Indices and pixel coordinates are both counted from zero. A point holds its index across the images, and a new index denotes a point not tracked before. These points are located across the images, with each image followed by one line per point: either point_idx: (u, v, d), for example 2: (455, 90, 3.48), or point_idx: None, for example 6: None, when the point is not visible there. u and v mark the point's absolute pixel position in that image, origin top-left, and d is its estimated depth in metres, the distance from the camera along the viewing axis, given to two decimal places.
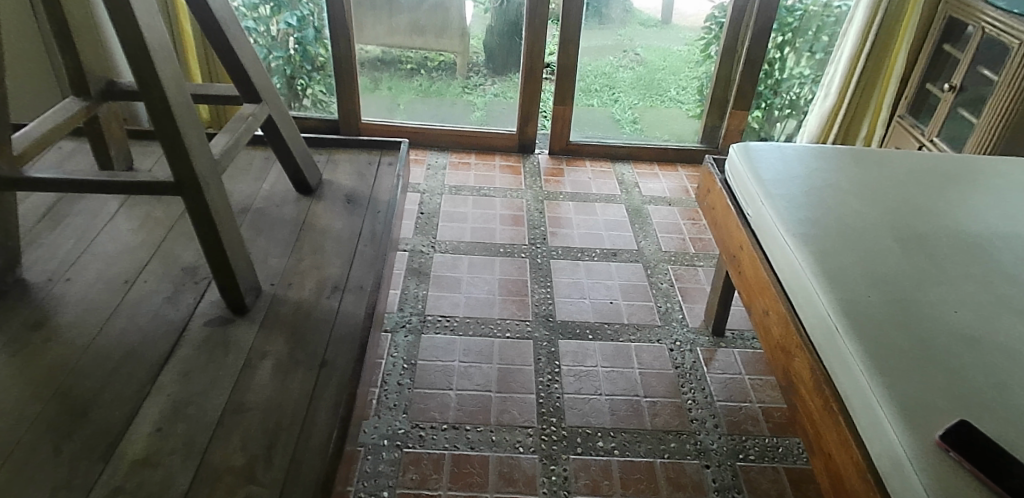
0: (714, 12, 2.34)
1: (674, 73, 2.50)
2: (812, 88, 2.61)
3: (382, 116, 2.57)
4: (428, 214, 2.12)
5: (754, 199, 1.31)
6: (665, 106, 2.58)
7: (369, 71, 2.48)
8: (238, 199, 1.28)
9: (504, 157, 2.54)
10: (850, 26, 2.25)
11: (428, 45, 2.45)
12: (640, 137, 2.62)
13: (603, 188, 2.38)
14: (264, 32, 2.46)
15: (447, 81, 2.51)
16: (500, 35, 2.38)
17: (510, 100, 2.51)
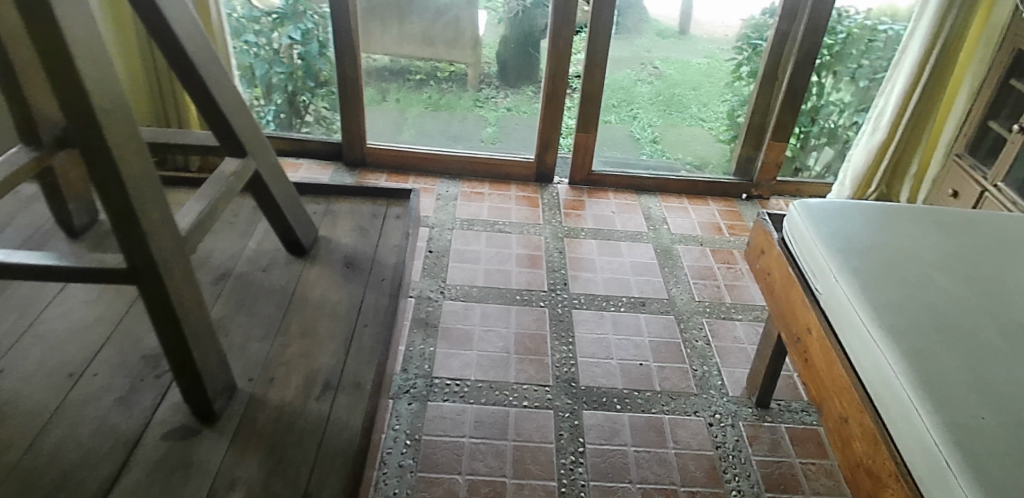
0: (748, 32, 2.15)
1: (695, 87, 2.29)
2: (852, 114, 2.39)
3: (389, 137, 2.37)
4: (437, 253, 1.94)
5: (824, 272, 1.11)
6: (689, 125, 2.37)
7: (375, 82, 2.27)
8: (218, 262, 1.10)
9: (520, 187, 2.35)
10: (904, 56, 2.06)
11: (433, 53, 2.23)
12: (667, 164, 2.42)
13: (628, 224, 2.19)
14: (265, 46, 2.28)
15: (458, 92, 2.32)
16: (513, 44, 2.19)
17: (521, 115, 2.31)
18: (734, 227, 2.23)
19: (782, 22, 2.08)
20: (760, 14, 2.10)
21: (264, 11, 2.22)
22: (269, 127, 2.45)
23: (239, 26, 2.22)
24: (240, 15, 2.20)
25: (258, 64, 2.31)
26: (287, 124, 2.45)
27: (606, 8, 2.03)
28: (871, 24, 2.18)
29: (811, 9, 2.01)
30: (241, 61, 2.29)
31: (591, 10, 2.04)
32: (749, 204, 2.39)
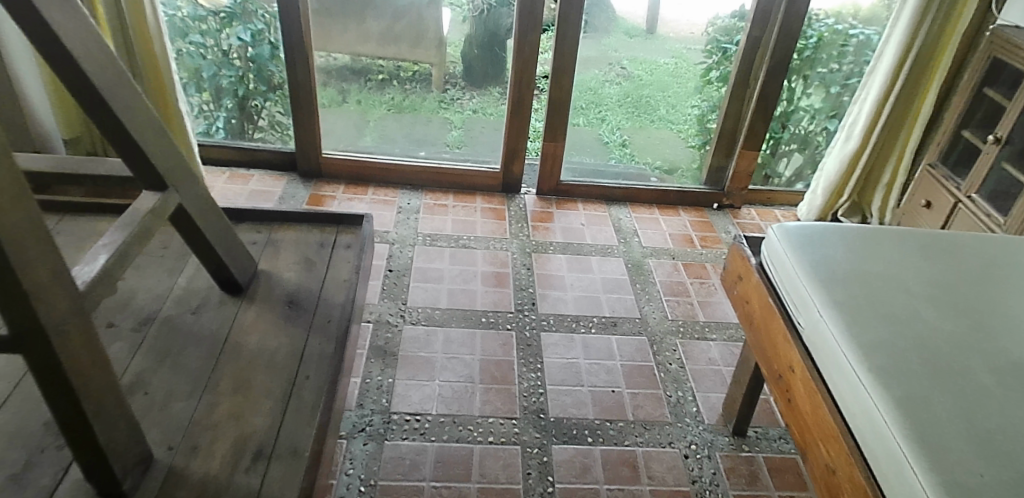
0: (717, 35, 2.07)
1: (662, 88, 2.19)
2: (822, 120, 2.34)
3: (347, 144, 2.24)
4: (397, 272, 1.83)
5: (808, 305, 1.05)
6: (659, 127, 2.28)
7: (334, 81, 2.12)
8: (140, 304, 0.97)
9: (486, 198, 2.24)
10: (878, 63, 2.03)
11: (398, 54, 2.09)
12: (638, 173, 2.35)
13: (598, 237, 2.11)
14: (212, 48, 2.13)
15: (421, 94, 2.18)
16: (478, 44, 2.06)
17: (487, 117, 2.19)
18: (706, 239, 2.18)
19: (754, 28, 2.02)
20: (732, 18, 2.03)
21: (210, 10, 2.06)
22: (218, 134, 2.30)
23: (183, 26, 2.06)
24: (183, 15, 2.05)
25: (205, 67, 2.16)
26: (238, 131, 2.29)
27: (574, 10, 1.94)
28: (842, 28, 2.13)
29: (784, 13, 1.95)
30: (186, 64, 2.14)
31: (559, 12, 1.94)
32: (720, 214, 2.33)
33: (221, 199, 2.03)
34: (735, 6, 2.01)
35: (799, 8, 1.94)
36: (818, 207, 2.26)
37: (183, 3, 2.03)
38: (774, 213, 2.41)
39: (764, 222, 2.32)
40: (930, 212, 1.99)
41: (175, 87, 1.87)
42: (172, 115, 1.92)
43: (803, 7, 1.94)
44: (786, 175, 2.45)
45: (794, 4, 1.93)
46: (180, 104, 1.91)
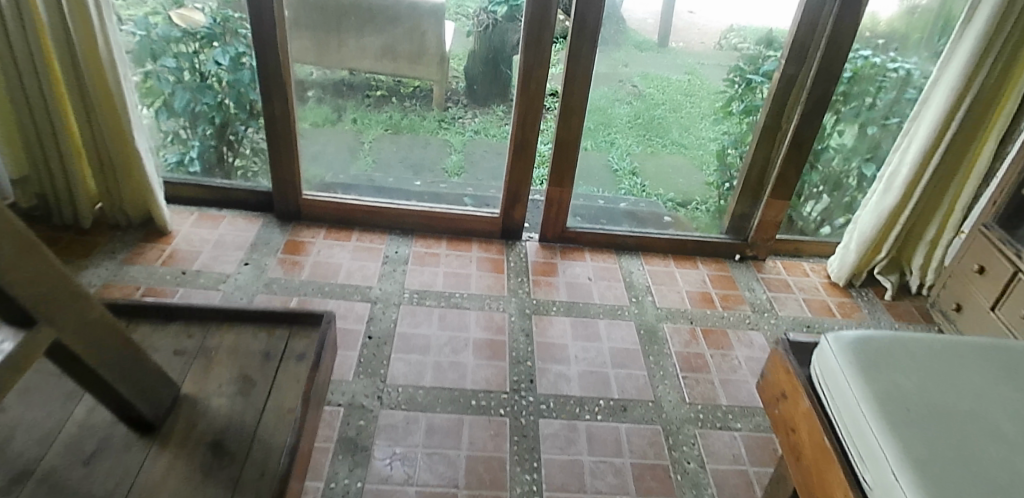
0: (741, 63, 1.84)
1: (674, 109, 1.92)
2: (856, 162, 2.11)
3: (333, 174, 2.01)
4: (378, 340, 1.61)
5: (877, 459, 0.83)
6: (670, 152, 2.01)
7: (329, 97, 1.88)
8: (16, 450, 0.75)
9: (483, 245, 2.03)
10: (924, 109, 1.79)
11: (396, 70, 1.84)
12: (651, 209, 2.11)
13: (607, 296, 1.88)
14: (188, 72, 1.91)
15: (421, 112, 1.92)
16: (484, 59, 1.81)
17: (490, 138, 1.93)
18: (727, 297, 1.96)
19: (789, 64, 1.80)
20: (759, 43, 1.80)
21: (186, 30, 1.84)
22: (192, 166, 2.07)
23: (155, 48, 1.86)
24: (156, 35, 1.83)
25: (178, 93, 1.95)
26: (215, 165, 2.07)
27: (587, 45, 1.71)
28: (881, 62, 1.90)
29: (824, 49, 1.72)
30: (158, 89, 1.93)
31: (569, 47, 1.72)
32: (743, 267, 2.11)
33: (185, 245, 1.81)
34: (764, 31, 1.78)
35: (842, 44, 1.71)
36: (850, 263, 2.02)
37: (157, 20, 1.81)
38: (802, 266, 2.18)
39: (791, 277, 2.09)
40: (984, 279, 1.76)
41: (133, 123, 1.66)
42: (131, 155, 1.70)
43: (846, 42, 1.71)
44: (815, 220, 2.22)
45: (836, 39, 1.70)
46: (140, 142, 1.70)
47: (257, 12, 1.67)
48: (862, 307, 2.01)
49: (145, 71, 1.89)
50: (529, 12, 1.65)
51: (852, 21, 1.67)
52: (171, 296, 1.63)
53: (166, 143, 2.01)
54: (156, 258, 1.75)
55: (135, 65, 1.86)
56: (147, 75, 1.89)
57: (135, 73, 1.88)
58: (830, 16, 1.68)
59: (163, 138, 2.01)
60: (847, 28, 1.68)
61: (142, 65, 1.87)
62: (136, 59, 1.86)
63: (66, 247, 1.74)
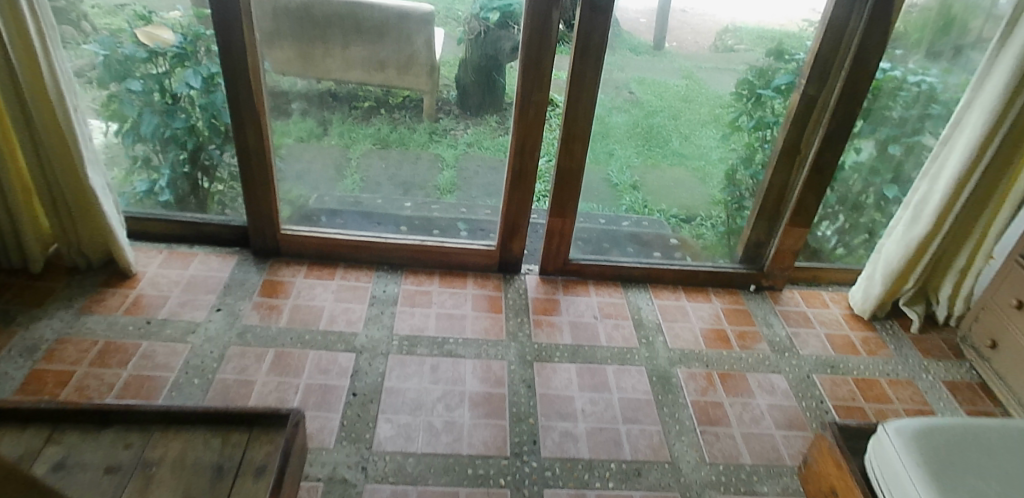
0: (751, 77, 1.69)
1: (675, 116, 1.74)
2: (872, 181, 1.97)
3: (319, 195, 1.84)
4: (363, 397, 1.44)
5: None
6: (670, 164, 1.83)
7: (315, 109, 1.69)
8: None
9: (479, 281, 1.87)
10: (957, 132, 1.67)
11: (384, 80, 1.66)
12: (657, 233, 1.95)
13: (615, 338, 1.73)
14: (157, 93, 1.74)
15: (411, 124, 1.74)
16: (476, 68, 1.63)
17: (484, 151, 1.75)
18: (743, 335, 1.81)
19: (809, 85, 1.66)
20: (763, 49, 1.64)
21: (153, 50, 1.68)
22: (163, 195, 1.89)
23: (122, 68, 1.69)
24: (121, 54, 1.66)
25: (146, 117, 1.77)
26: (190, 194, 1.90)
27: (591, 71, 1.56)
28: (900, 75, 1.75)
29: (850, 69, 1.59)
30: (123, 112, 1.76)
31: (570, 71, 1.56)
32: (758, 298, 1.97)
33: (151, 289, 1.64)
34: (774, 40, 1.63)
35: (869, 65, 1.58)
36: (875, 296, 1.90)
37: (124, 39, 1.65)
38: (820, 296, 2.04)
39: (810, 309, 1.95)
40: None
41: (87, 159, 1.50)
42: (86, 194, 1.54)
43: (874, 64, 1.58)
44: (834, 243, 2.07)
45: (864, 57, 1.57)
46: (95, 179, 1.53)
47: (225, 36, 1.50)
48: (888, 343, 1.87)
49: (108, 93, 1.72)
50: (528, 29, 1.49)
51: (880, 35, 1.54)
52: (133, 351, 1.46)
53: (137, 167, 1.84)
54: (118, 306, 1.58)
55: (99, 86, 1.70)
56: (112, 97, 1.73)
57: (98, 95, 1.71)
58: (857, 31, 1.55)
59: (133, 162, 1.83)
60: (874, 40, 1.54)
61: (105, 87, 1.70)
62: (98, 80, 1.69)
63: (15, 295, 1.57)
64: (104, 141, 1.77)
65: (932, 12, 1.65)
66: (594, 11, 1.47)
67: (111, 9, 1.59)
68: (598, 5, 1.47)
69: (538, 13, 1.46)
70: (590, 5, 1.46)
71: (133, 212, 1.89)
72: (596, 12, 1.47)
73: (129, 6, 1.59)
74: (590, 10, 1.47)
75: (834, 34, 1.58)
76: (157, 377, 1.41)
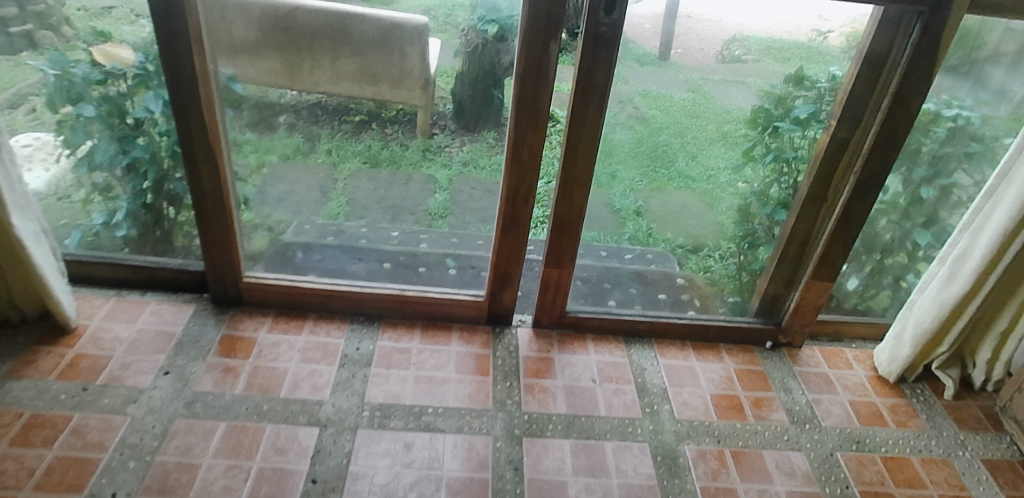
0: (767, 105, 1.51)
1: (681, 133, 1.52)
2: (901, 223, 1.77)
3: (300, 221, 1.65)
4: (324, 485, 1.24)
5: None
6: (676, 187, 1.61)
7: (303, 123, 1.48)
8: None
9: (465, 336, 1.68)
10: (1004, 184, 1.47)
11: (377, 94, 1.45)
12: (663, 272, 1.76)
13: (615, 406, 1.54)
14: (116, 118, 1.53)
15: (404, 140, 1.52)
16: (474, 83, 1.41)
17: (479, 172, 1.53)
18: (758, 402, 1.62)
19: (841, 126, 1.48)
20: (778, 62, 1.44)
21: (110, 70, 1.46)
22: (121, 229, 1.67)
23: (74, 90, 1.48)
24: (75, 75, 1.46)
25: (103, 143, 1.57)
26: (153, 227, 1.68)
27: (593, 110, 1.37)
28: (934, 108, 1.55)
29: (886, 111, 1.40)
30: (79, 139, 1.55)
31: (570, 111, 1.38)
32: (776, 358, 1.78)
33: (92, 348, 1.46)
34: (793, 66, 1.45)
35: (911, 105, 1.40)
36: (903, 358, 1.71)
37: (78, 58, 1.44)
38: (843, 354, 1.85)
39: (831, 371, 1.77)
40: None
41: (11, 203, 1.31)
42: (9, 242, 1.34)
43: (915, 103, 1.39)
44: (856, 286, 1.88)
45: (904, 96, 1.38)
46: (20, 225, 1.34)
47: (174, 67, 1.31)
48: (919, 413, 1.68)
49: (60, 118, 1.51)
50: (522, 62, 1.29)
51: (922, 67, 1.34)
52: (61, 426, 1.27)
53: (99, 195, 1.63)
54: (51, 368, 1.39)
55: (49, 109, 1.49)
56: (64, 121, 1.52)
57: (49, 120, 1.50)
58: (897, 66, 1.36)
59: (92, 191, 1.62)
60: (917, 77, 1.35)
61: (57, 111, 1.49)
62: (48, 104, 1.48)
63: None
64: (56, 168, 1.57)
65: (974, 42, 1.45)
66: (597, 44, 1.28)
67: (98, 12, 1.37)
68: (602, 38, 1.28)
69: (534, 44, 1.27)
70: (593, 38, 1.28)
71: (84, 253, 1.68)
72: (599, 45, 1.28)
73: (119, 9, 1.35)
74: (592, 43, 1.28)
75: (870, 71, 1.40)
76: (88, 460, 1.22)
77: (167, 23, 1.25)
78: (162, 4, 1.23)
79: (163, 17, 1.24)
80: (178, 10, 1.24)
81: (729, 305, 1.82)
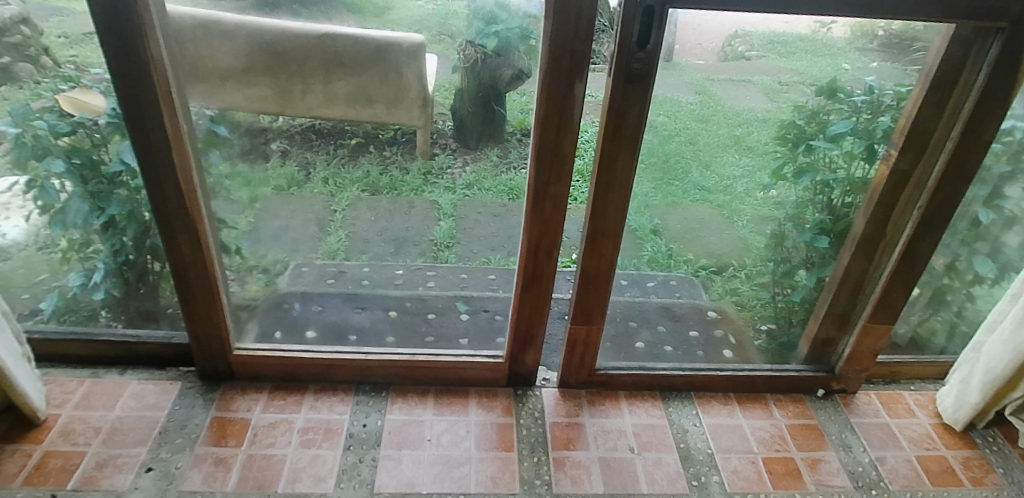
0: (797, 119, 1.30)
1: (692, 140, 1.28)
2: (959, 250, 1.59)
3: (296, 263, 1.44)
4: None
5: None
6: (692, 201, 1.38)
7: (296, 149, 1.26)
8: None
9: (485, 402, 1.51)
10: None
11: (372, 116, 1.23)
12: (692, 306, 1.58)
13: (659, 480, 1.36)
14: (88, 172, 1.35)
15: (404, 163, 1.30)
16: (476, 98, 1.21)
17: (485, 195, 1.33)
18: (816, 464, 1.44)
19: (902, 158, 1.31)
20: (783, 57, 1.20)
21: (79, 121, 1.28)
22: (99, 291, 1.48)
23: (40, 145, 1.30)
24: (39, 128, 1.28)
25: (74, 203, 1.38)
26: (136, 285, 1.49)
27: (624, 157, 1.22)
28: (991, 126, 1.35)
29: (954, 145, 1.24)
30: (50, 198, 1.36)
31: (598, 162, 1.23)
32: (830, 407, 1.61)
33: (65, 444, 1.29)
34: (828, 76, 1.24)
35: (985, 131, 1.22)
36: (971, 404, 1.53)
37: (42, 108, 1.26)
38: (903, 399, 1.68)
39: (892, 420, 1.59)
40: None
41: None
42: None
43: (991, 129, 1.22)
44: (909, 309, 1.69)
45: (978, 121, 1.21)
46: None
47: (141, 129, 1.13)
48: (996, 466, 1.50)
49: (27, 175, 1.32)
50: (544, 109, 1.14)
51: (997, 96, 1.18)
52: None
53: (78, 249, 1.43)
54: (16, 472, 1.22)
55: (17, 168, 1.31)
56: (32, 179, 1.33)
57: (17, 178, 1.32)
58: (969, 92, 1.20)
59: (70, 249, 1.43)
60: (994, 100, 1.19)
61: (24, 168, 1.31)
62: (15, 161, 1.30)
63: None
64: (31, 220, 1.37)
65: None
66: (629, 82, 1.12)
67: (79, 38, 1.13)
68: (634, 74, 1.11)
69: (557, 85, 1.11)
70: (625, 75, 1.11)
71: (58, 324, 1.50)
72: (631, 84, 1.13)
73: None
74: (623, 82, 1.12)
75: (938, 92, 1.23)
76: None
77: (129, 85, 1.08)
78: (122, 63, 1.05)
79: (123, 74, 1.06)
80: (140, 66, 1.06)
81: (765, 336, 1.64)
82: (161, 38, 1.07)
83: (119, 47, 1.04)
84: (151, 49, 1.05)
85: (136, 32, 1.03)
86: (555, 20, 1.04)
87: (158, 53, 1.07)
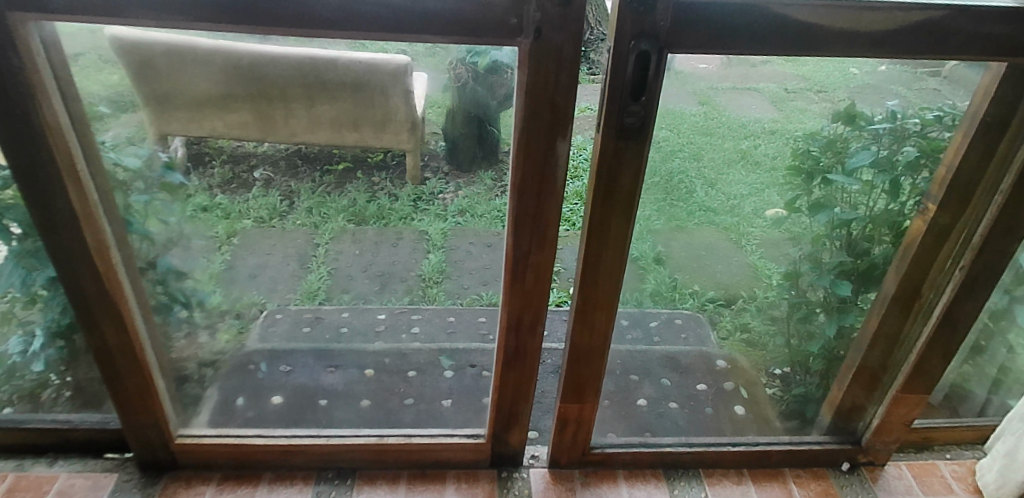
0: (812, 148, 1.11)
1: (696, 155, 1.05)
2: (1000, 300, 1.36)
3: (278, 306, 1.25)
4: None
5: None
6: (697, 224, 1.15)
7: (280, 178, 1.04)
8: None
9: (465, 487, 1.35)
10: None
11: (359, 140, 1.02)
12: (699, 354, 1.38)
13: None
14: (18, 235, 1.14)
15: (392, 189, 1.08)
16: (470, 118, 0.99)
17: (477, 222, 1.10)
18: None
19: (942, 214, 1.12)
20: (789, 63, 0.92)
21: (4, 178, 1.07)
22: (38, 362, 1.29)
23: None
24: None
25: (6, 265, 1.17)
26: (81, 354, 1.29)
27: (617, 218, 1.04)
28: None
29: (1005, 198, 1.06)
30: None
31: (587, 223, 1.04)
32: (856, 484, 1.44)
33: None
34: (837, 103, 1.03)
35: None
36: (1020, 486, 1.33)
37: None
38: (938, 471, 1.49)
39: None
40: None
41: None
42: None
43: None
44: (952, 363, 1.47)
45: None
46: None
47: (44, 209, 0.96)
48: None
49: None
50: (520, 173, 0.96)
51: None
52: None
53: (18, 308, 1.23)
54: None
55: None
56: None
57: None
58: None
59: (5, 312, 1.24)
60: None
61: None
62: None
63: None
64: None
65: None
66: (621, 137, 0.94)
67: None
68: (628, 130, 0.93)
69: (534, 145, 0.93)
70: (616, 130, 0.93)
71: None
72: (623, 140, 0.94)
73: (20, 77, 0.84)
74: (614, 138, 0.94)
75: (986, 141, 1.04)
76: None
77: (26, 159, 0.91)
78: (13, 134, 0.88)
79: (18, 146, 0.89)
80: (36, 137, 0.89)
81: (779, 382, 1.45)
82: (62, 100, 0.89)
83: (6, 115, 0.86)
84: (48, 114, 0.88)
85: (25, 94, 0.85)
86: (531, 71, 0.86)
87: (59, 120, 0.89)
